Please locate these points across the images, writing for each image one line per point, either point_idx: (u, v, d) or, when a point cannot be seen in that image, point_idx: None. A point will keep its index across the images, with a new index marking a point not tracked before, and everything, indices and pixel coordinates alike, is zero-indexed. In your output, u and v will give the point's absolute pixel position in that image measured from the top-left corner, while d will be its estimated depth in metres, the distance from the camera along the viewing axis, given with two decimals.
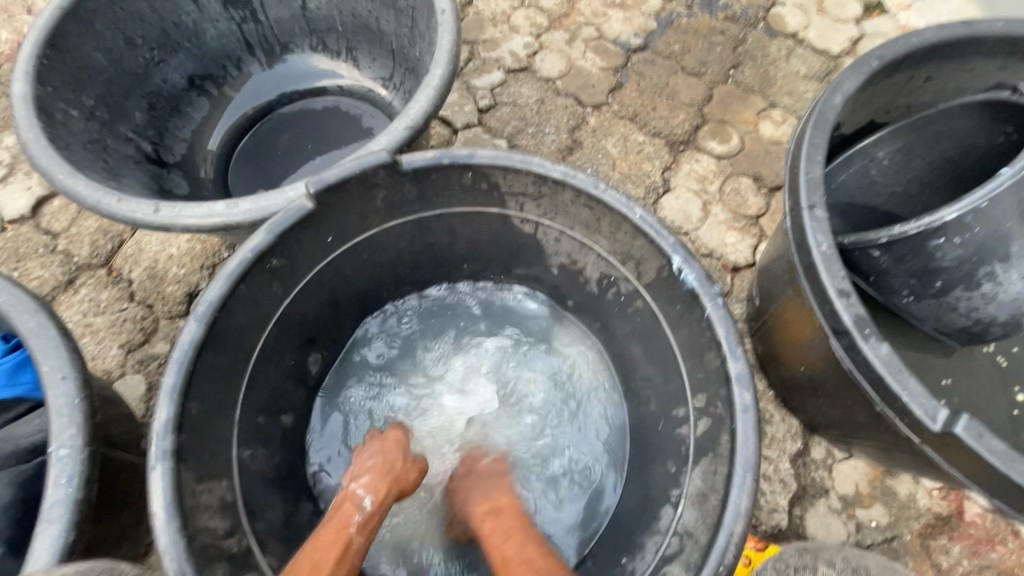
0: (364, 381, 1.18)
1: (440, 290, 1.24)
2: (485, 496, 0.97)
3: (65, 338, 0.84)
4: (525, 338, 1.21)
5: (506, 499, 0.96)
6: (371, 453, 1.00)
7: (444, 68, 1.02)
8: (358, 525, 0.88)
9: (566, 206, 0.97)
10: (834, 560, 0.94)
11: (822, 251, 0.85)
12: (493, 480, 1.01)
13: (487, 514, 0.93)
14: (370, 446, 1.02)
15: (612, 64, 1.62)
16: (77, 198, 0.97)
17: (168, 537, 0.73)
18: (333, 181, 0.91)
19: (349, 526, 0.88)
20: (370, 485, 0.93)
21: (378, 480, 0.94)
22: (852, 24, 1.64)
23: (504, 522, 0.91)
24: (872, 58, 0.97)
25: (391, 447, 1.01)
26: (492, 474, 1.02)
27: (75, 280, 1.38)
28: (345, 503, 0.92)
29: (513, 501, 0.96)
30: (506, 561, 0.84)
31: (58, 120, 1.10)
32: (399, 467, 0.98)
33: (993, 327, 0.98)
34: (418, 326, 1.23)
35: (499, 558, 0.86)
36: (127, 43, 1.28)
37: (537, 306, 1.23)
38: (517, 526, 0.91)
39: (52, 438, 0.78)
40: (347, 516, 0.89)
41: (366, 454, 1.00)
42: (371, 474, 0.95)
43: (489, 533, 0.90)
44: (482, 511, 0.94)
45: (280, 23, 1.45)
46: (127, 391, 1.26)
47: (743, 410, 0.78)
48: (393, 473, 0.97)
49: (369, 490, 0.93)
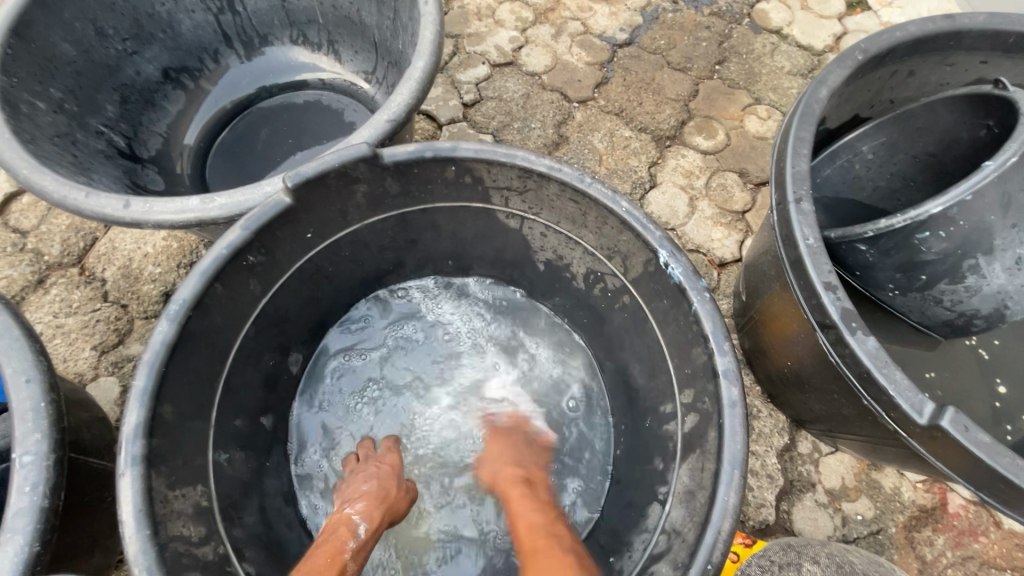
0: (348, 380, 1.16)
1: (422, 283, 1.22)
2: (520, 464, 1.03)
3: (30, 339, 0.81)
4: (505, 335, 1.20)
5: (537, 475, 1.03)
6: (367, 477, 0.98)
7: (427, 61, 0.99)
8: (351, 552, 0.86)
9: (552, 200, 0.96)
10: (819, 557, 0.95)
11: (808, 246, 0.84)
12: (528, 449, 1.07)
13: (518, 479, 1.00)
14: (366, 469, 1.00)
15: (598, 60, 1.61)
16: (42, 193, 0.93)
17: (138, 546, 0.70)
18: (311, 175, 0.88)
19: (343, 553, 0.86)
20: (365, 512, 0.91)
21: (373, 508, 0.92)
22: (836, 21, 1.65)
23: (535, 495, 0.98)
24: (857, 51, 0.97)
25: (386, 473, 0.99)
26: (528, 444, 1.08)
27: (45, 280, 1.33)
28: (339, 528, 0.90)
29: (542, 479, 1.03)
30: (534, 528, 0.92)
31: (24, 112, 1.06)
32: (393, 495, 0.96)
33: (977, 319, 0.98)
34: (401, 321, 1.20)
35: (525, 526, 0.93)
36: (98, 33, 1.24)
37: (513, 300, 1.22)
38: (544, 503, 0.98)
39: (16, 444, 0.74)
40: (341, 542, 0.87)
41: (361, 477, 0.98)
42: (366, 499, 0.93)
43: (515, 498, 0.97)
44: (512, 475, 1.01)
45: (258, 14, 1.41)
46: (100, 394, 1.22)
47: (731, 406, 0.77)
48: (388, 501, 0.95)
49: (364, 517, 0.91)
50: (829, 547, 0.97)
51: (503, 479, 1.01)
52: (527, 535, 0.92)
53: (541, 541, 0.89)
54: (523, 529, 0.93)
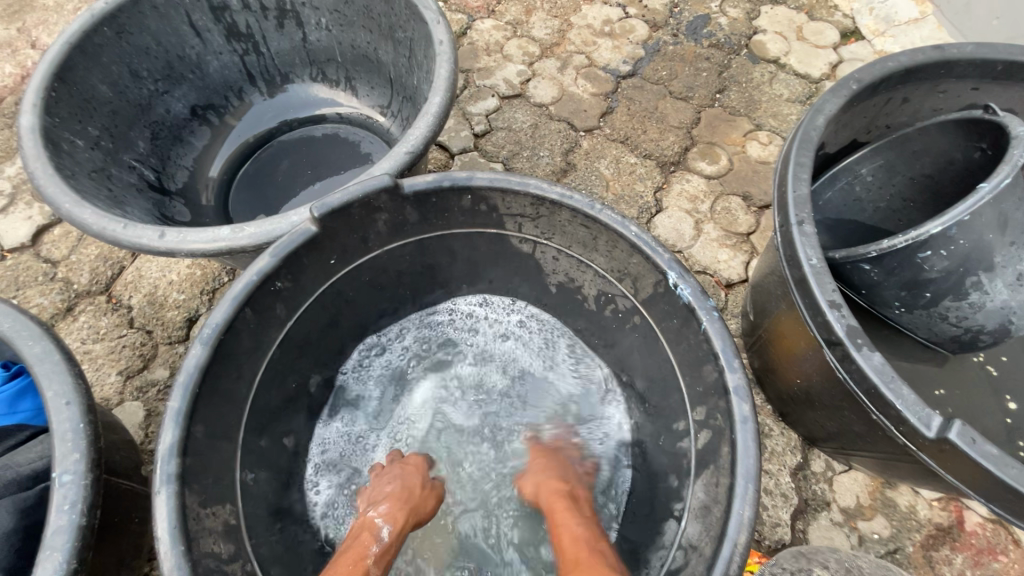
0: (377, 393, 1.20)
1: (454, 302, 1.25)
2: (565, 480, 1.04)
3: (69, 362, 0.85)
4: (535, 366, 1.22)
5: (582, 491, 1.03)
6: (391, 479, 0.99)
7: (443, 96, 1.04)
8: (375, 557, 0.86)
9: (563, 225, 1.00)
10: (828, 562, 0.93)
11: (812, 265, 0.87)
12: (573, 469, 1.07)
13: (563, 493, 1.00)
14: (390, 471, 1.02)
15: (603, 90, 1.68)
16: (82, 225, 0.98)
17: (172, 562, 0.72)
18: (336, 206, 0.93)
19: (366, 558, 0.85)
20: (389, 514, 0.92)
21: (396, 509, 0.93)
22: (831, 50, 1.72)
23: (580, 509, 0.98)
24: (852, 81, 1.02)
25: (410, 473, 1.01)
26: (568, 466, 1.08)
27: (74, 307, 1.38)
28: (362, 533, 0.90)
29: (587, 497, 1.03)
30: (578, 542, 0.90)
31: (65, 149, 1.13)
32: (417, 495, 0.97)
33: (983, 335, 1.01)
34: (431, 339, 1.24)
35: (569, 537, 0.92)
36: (132, 75, 1.32)
37: (544, 333, 1.23)
38: (591, 520, 0.96)
39: (56, 464, 0.77)
40: (364, 547, 0.87)
41: (385, 479, 1.00)
42: (390, 501, 0.94)
43: (560, 511, 0.97)
44: (558, 489, 1.01)
45: (281, 54, 1.50)
46: (125, 417, 1.25)
47: (743, 421, 0.79)
48: (411, 501, 0.95)
49: (387, 520, 0.91)
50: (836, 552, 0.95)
51: (546, 492, 1.01)
52: (573, 548, 0.90)
53: (585, 553, 0.88)
54: (566, 541, 0.92)
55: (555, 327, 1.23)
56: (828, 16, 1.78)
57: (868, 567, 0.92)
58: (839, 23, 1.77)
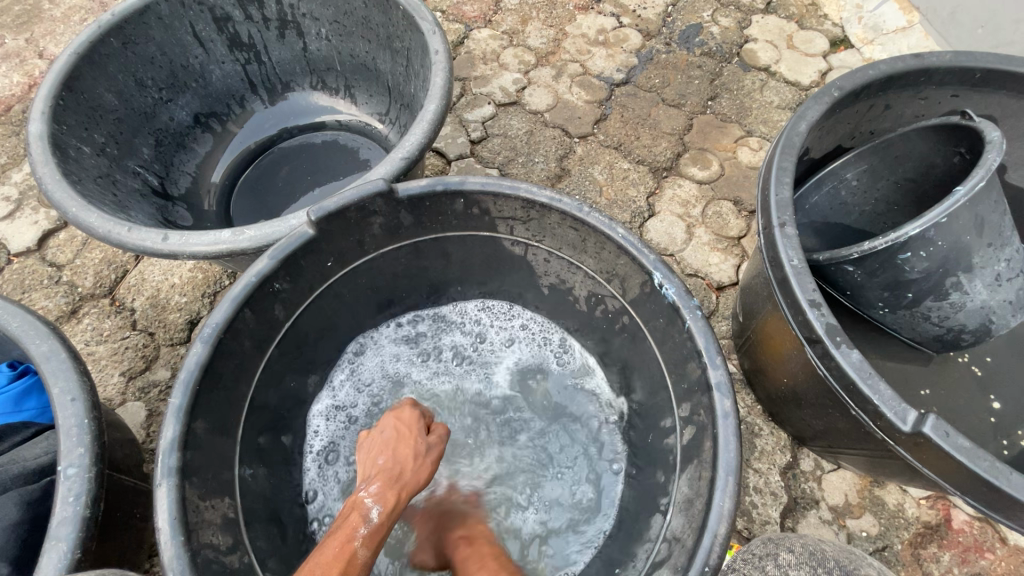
0: (381, 390, 1.23)
1: (459, 306, 1.28)
2: (461, 523, 1.05)
3: (75, 361, 0.88)
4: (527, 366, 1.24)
5: (479, 528, 1.06)
6: (382, 452, 0.98)
7: (437, 104, 1.07)
8: (362, 539, 0.85)
9: (554, 227, 1.03)
10: (795, 546, 0.89)
11: (793, 266, 0.90)
12: (461, 511, 1.09)
13: (460, 541, 1.02)
14: (382, 440, 1.00)
15: (597, 98, 1.72)
16: (88, 228, 1.01)
17: (173, 551, 0.74)
18: (333, 209, 0.96)
19: (354, 540, 0.85)
20: (379, 494, 0.91)
21: (386, 490, 0.92)
22: (820, 58, 1.76)
23: (479, 548, 1.00)
24: (834, 88, 1.05)
25: (401, 443, 0.99)
26: (456, 507, 1.09)
27: (77, 310, 1.41)
28: (352, 513, 0.89)
29: (485, 531, 1.05)
30: None
31: (71, 156, 1.16)
32: (409, 471, 0.96)
33: (965, 333, 1.04)
34: (436, 341, 1.26)
35: None
36: (138, 85, 1.36)
37: (536, 334, 1.26)
38: (489, 554, 1.00)
39: (61, 458, 0.80)
40: (353, 529, 0.86)
41: (376, 452, 0.98)
42: (379, 481, 0.93)
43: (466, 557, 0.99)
44: (455, 537, 1.03)
45: (282, 64, 1.54)
46: (127, 417, 1.28)
47: (724, 416, 0.81)
48: (401, 479, 0.94)
49: (377, 501, 0.90)
50: (801, 538, 0.91)
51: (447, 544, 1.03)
52: None
53: None
54: None
55: (553, 331, 1.26)
56: (818, 25, 1.83)
57: (831, 550, 0.87)
58: (829, 32, 1.81)
